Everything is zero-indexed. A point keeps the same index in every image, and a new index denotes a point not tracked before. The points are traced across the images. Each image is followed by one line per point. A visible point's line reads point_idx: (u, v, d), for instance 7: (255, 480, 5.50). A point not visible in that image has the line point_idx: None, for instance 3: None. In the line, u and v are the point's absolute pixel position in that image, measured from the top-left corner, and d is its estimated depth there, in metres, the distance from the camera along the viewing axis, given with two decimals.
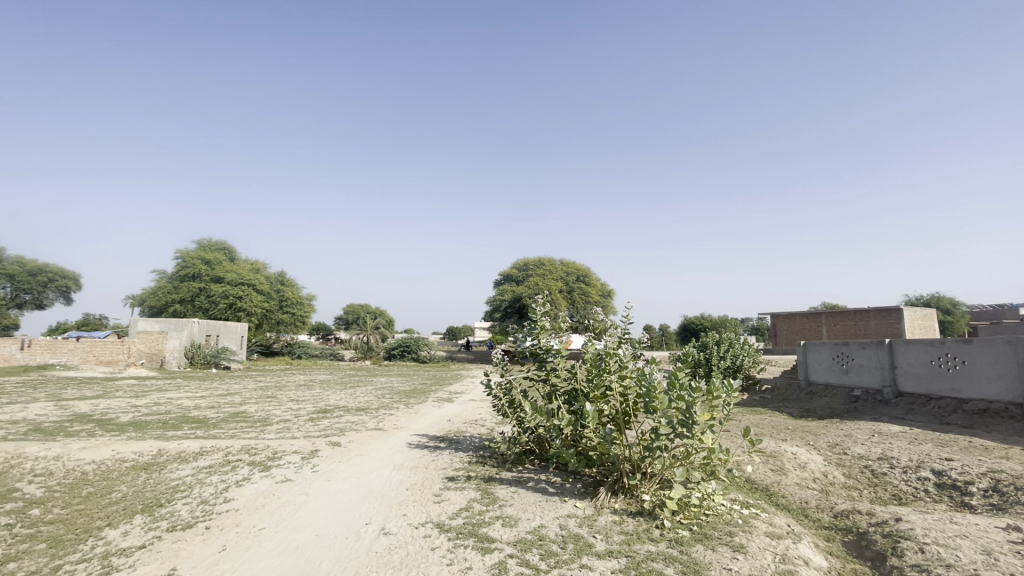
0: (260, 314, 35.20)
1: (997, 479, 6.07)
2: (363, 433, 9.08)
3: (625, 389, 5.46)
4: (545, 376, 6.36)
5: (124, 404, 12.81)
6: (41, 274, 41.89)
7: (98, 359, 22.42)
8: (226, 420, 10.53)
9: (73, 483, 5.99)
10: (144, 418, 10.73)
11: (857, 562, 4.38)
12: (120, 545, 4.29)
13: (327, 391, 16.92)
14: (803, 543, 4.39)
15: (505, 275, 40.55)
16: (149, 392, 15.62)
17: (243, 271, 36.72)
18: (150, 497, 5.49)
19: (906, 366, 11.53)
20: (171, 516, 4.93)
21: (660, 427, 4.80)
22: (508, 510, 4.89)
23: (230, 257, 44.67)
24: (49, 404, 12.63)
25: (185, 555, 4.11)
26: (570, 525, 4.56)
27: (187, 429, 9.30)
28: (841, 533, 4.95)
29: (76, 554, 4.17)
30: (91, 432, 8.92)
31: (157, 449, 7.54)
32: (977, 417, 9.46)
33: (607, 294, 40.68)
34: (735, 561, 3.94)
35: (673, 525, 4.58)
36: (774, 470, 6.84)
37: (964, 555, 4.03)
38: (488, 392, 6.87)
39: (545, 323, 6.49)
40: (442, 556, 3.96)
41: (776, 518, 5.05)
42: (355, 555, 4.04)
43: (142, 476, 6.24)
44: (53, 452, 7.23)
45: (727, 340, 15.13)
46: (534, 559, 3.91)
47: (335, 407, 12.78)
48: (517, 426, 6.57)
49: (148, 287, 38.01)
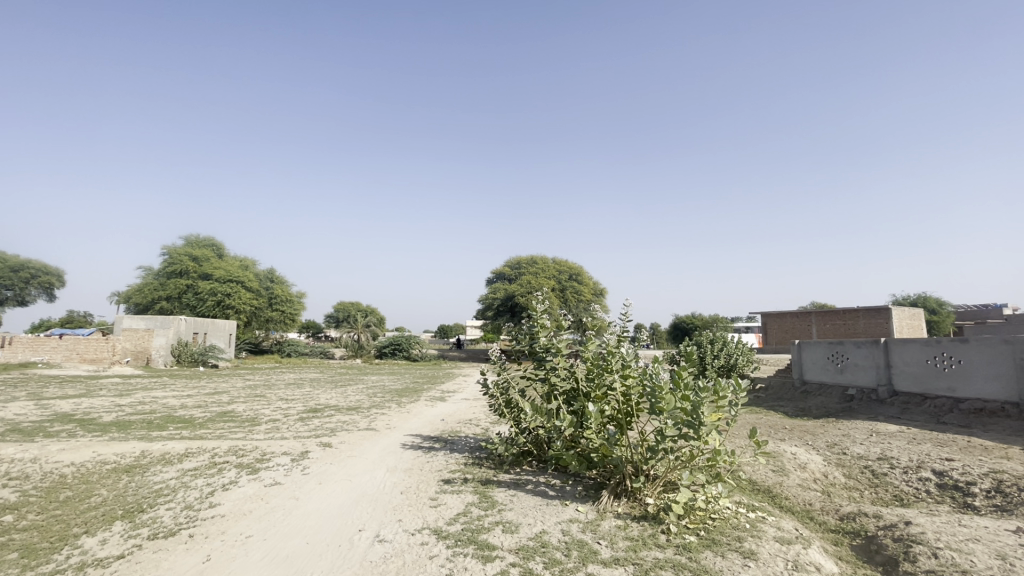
0: (249, 311, 34.77)
1: (1000, 480, 5.98)
2: (354, 433, 8.85)
3: (628, 389, 5.27)
4: (543, 376, 6.15)
5: (108, 403, 12.46)
6: (23, 270, 41.00)
7: (82, 357, 21.91)
8: (214, 420, 10.27)
9: (49, 487, 5.71)
10: (126, 418, 10.42)
11: (868, 568, 4.25)
12: (97, 555, 4.05)
13: (318, 389, 16.71)
14: (813, 549, 4.24)
15: (497, 273, 40.45)
16: (134, 390, 15.27)
17: (232, 268, 36.11)
18: (131, 502, 5.24)
19: (901, 365, 11.48)
20: (153, 523, 4.69)
21: (666, 429, 4.64)
22: (508, 515, 4.70)
23: (218, 254, 44.04)
24: (29, 403, 12.26)
25: (166, 567, 3.87)
26: (573, 530, 4.39)
27: (172, 429, 8.99)
28: (849, 536, 4.84)
29: (50, 565, 3.91)
30: (71, 432, 8.62)
31: (139, 450, 7.25)
32: (973, 416, 9.42)
33: (599, 294, 40.53)
34: (746, 568, 3.78)
35: (679, 530, 4.42)
36: (775, 471, 6.71)
37: (979, 560, 3.90)
38: (484, 391, 6.66)
39: (546, 321, 6.23)
40: (441, 566, 3.75)
41: (783, 521, 4.91)
42: (349, 564, 3.83)
43: (124, 480, 5.97)
44: (31, 453, 6.94)
45: (722, 340, 15.04)
46: (537, 568, 3.72)
47: (324, 406, 12.57)
48: (514, 426, 6.40)
49: (134, 285, 37.33)
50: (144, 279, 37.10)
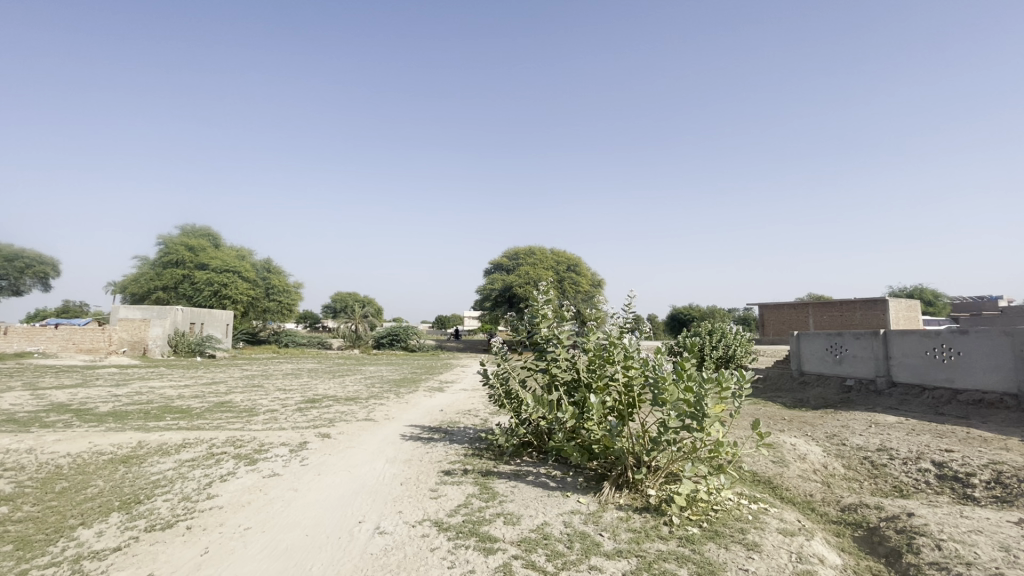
0: (246, 301, 34.67)
1: (999, 472, 5.96)
2: (353, 423, 8.82)
3: (630, 380, 5.16)
4: (544, 367, 6.07)
5: (105, 393, 12.41)
6: (17, 260, 40.48)
7: (78, 347, 21.88)
8: (211, 410, 10.22)
9: (45, 478, 5.65)
10: (124, 408, 10.38)
11: (871, 559, 4.24)
12: (93, 548, 3.99)
13: (316, 379, 16.70)
14: (816, 540, 4.23)
15: (494, 264, 40.51)
16: (129, 381, 15.18)
17: (228, 259, 36.01)
18: (128, 493, 5.19)
19: (900, 356, 11.47)
20: (150, 515, 4.63)
21: (668, 420, 4.58)
22: (509, 507, 4.67)
23: (214, 244, 43.81)
24: (26, 393, 12.21)
25: (163, 560, 3.81)
26: (575, 522, 4.36)
27: (168, 419, 8.95)
28: (851, 528, 4.83)
29: (45, 558, 3.86)
30: (67, 422, 8.57)
31: (136, 440, 7.21)
32: (972, 408, 9.43)
33: (598, 284, 40.30)
34: (751, 560, 3.75)
35: (682, 522, 4.39)
36: (775, 462, 6.68)
37: (983, 552, 3.87)
38: (484, 382, 6.60)
39: (548, 311, 6.10)
40: (442, 558, 3.71)
41: (786, 513, 4.89)
42: (349, 557, 3.78)
43: (121, 470, 5.92)
44: (26, 444, 6.86)
45: (720, 331, 15.05)
46: (540, 560, 3.69)
47: (322, 397, 12.51)
48: (515, 417, 6.37)
49: (130, 276, 37.21)
50: (141, 269, 36.89)
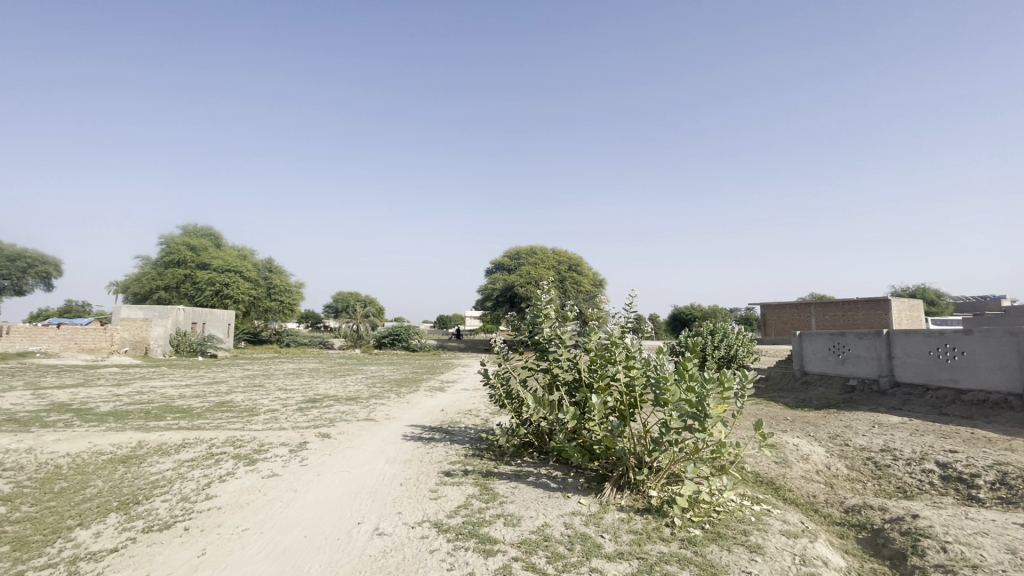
0: (248, 301, 34.70)
1: (1004, 472, 5.90)
2: (353, 423, 8.78)
3: (632, 380, 5.12)
4: (546, 367, 6.02)
5: (106, 393, 12.39)
6: (20, 260, 40.58)
7: (80, 346, 21.92)
8: (212, 410, 10.19)
9: (44, 478, 5.63)
10: (125, 408, 10.36)
11: (875, 562, 4.20)
12: (90, 549, 3.97)
13: (317, 379, 16.69)
14: (820, 542, 4.18)
15: (496, 264, 40.49)
16: (131, 380, 15.17)
17: (230, 259, 36.05)
18: (127, 493, 5.16)
19: (903, 356, 11.39)
20: (148, 515, 4.61)
21: (671, 420, 4.53)
22: (509, 508, 4.63)
23: (216, 243, 43.85)
24: (27, 392, 12.21)
25: (160, 561, 3.78)
26: (576, 523, 4.32)
27: (169, 419, 8.91)
28: (855, 530, 4.79)
29: (42, 559, 3.84)
30: (67, 422, 8.56)
31: (136, 440, 7.19)
32: (976, 408, 9.36)
33: (599, 284, 40.26)
34: (753, 563, 3.71)
35: (684, 523, 4.35)
36: (778, 462, 6.63)
37: (990, 555, 3.82)
38: (484, 382, 6.56)
39: (550, 311, 6.05)
40: (442, 560, 3.67)
41: (789, 514, 4.84)
42: (347, 559, 3.74)
43: (120, 470, 5.89)
44: (25, 444, 6.84)
45: (722, 330, 14.99)
46: (540, 562, 3.65)
47: (323, 396, 12.47)
48: (516, 417, 6.34)
49: (133, 275, 37.28)
50: (143, 269, 36.93)
